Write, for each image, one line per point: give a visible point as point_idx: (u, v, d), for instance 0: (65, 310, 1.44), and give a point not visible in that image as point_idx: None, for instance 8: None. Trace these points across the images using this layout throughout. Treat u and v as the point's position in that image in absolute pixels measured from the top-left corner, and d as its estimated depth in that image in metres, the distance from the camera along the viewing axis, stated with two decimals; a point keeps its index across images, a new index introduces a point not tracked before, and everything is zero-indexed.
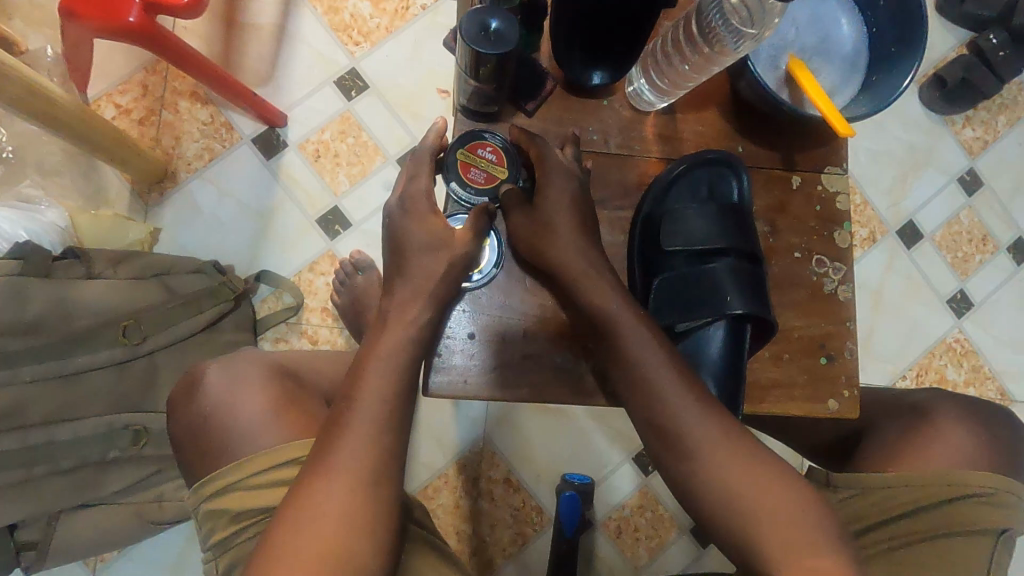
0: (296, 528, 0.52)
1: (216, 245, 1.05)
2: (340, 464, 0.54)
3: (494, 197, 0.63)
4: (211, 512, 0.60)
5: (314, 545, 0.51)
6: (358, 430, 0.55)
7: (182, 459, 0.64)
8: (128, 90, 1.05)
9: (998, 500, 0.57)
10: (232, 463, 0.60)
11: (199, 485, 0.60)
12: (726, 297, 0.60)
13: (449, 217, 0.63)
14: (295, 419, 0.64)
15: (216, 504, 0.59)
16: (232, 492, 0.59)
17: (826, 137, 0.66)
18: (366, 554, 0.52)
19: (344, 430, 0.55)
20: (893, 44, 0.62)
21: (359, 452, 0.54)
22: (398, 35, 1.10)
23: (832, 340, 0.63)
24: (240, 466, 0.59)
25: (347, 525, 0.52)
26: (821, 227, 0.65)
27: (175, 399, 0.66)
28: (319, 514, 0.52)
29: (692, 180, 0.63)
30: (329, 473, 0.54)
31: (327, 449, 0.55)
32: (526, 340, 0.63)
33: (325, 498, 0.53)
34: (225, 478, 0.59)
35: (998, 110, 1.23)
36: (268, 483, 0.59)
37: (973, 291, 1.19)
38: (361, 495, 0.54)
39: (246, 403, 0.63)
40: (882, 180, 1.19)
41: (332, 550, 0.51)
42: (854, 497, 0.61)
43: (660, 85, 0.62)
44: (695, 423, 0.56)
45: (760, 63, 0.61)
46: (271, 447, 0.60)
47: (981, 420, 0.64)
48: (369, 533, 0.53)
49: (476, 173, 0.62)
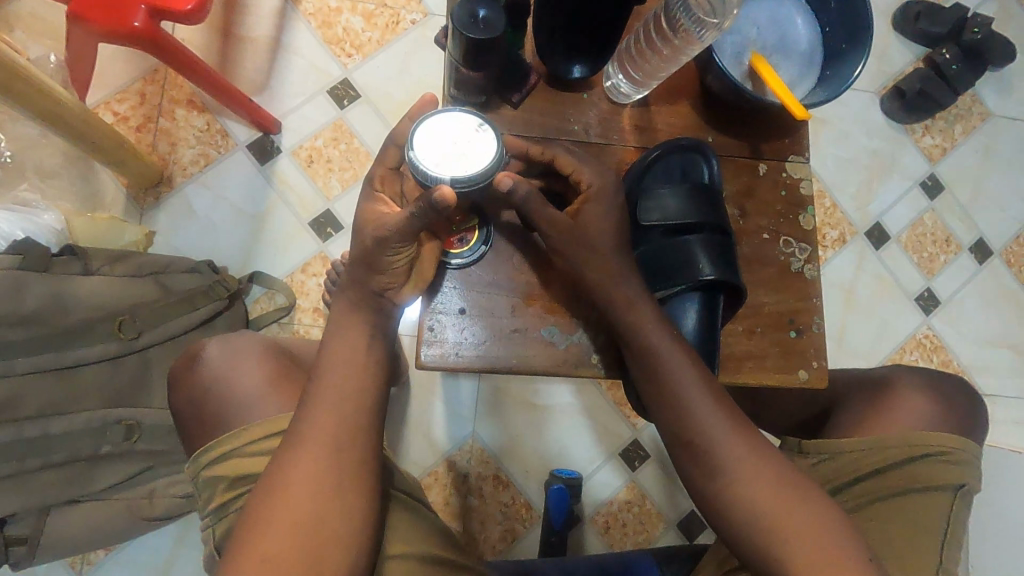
0: (268, 497, 0.54)
1: (209, 246, 1.07)
2: (313, 428, 0.56)
3: (455, 174, 0.58)
4: (209, 480, 0.62)
5: (290, 507, 0.53)
6: (332, 402, 0.57)
7: (183, 431, 0.68)
8: (126, 98, 1.08)
9: (955, 458, 0.62)
10: (230, 432, 0.63)
11: (199, 454, 0.63)
12: (699, 265, 0.64)
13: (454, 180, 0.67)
14: (291, 393, 0.67)
15: (214, 472, 0.62)
16: (229, 460, 0.61)
17: (788, 128, 0.71)
18: (340, 514, 0.54)
19: (320, 396, 0.58)
20: (844, 41, 0.68)
21: (332, 423, 0.56)
22: (389, 48, 1.15)
23: (801, 316, 0.68)
24: (237, 434, 0.62)
25: (321, 490, 0.54)
26: (787, 211, 0.70)
27: (174, 375, 0.69)
28: (291, 480, 0.54)
29: (666, 163, 0.68)
30: (303, 442, 0.56)
31: (303, 418, 0.57)
32: (513, 316, 0.67)
33: (298, 467, 0.54)
34: (223, 446, 0.62)
35: (954, 120, 1.31)
36: (264, 451, 0.61)
37: (939, 289, 1.25)
38: (332, 460, 0.55)
39: (245, 378, 0.67)
40: (849, 184, 1.26)
41: (309, 511, 0.53)
42: (823, 462, 0.65)
43: (635, 77, 0.67)
44: (672, 382, 0.59)
45: (725, 58, 0.66)
46: (268, 417, 0.63)
47: (940, 388, 0.69)
48: (345, 493, 0.55)
49: (447, 149, 0.59)
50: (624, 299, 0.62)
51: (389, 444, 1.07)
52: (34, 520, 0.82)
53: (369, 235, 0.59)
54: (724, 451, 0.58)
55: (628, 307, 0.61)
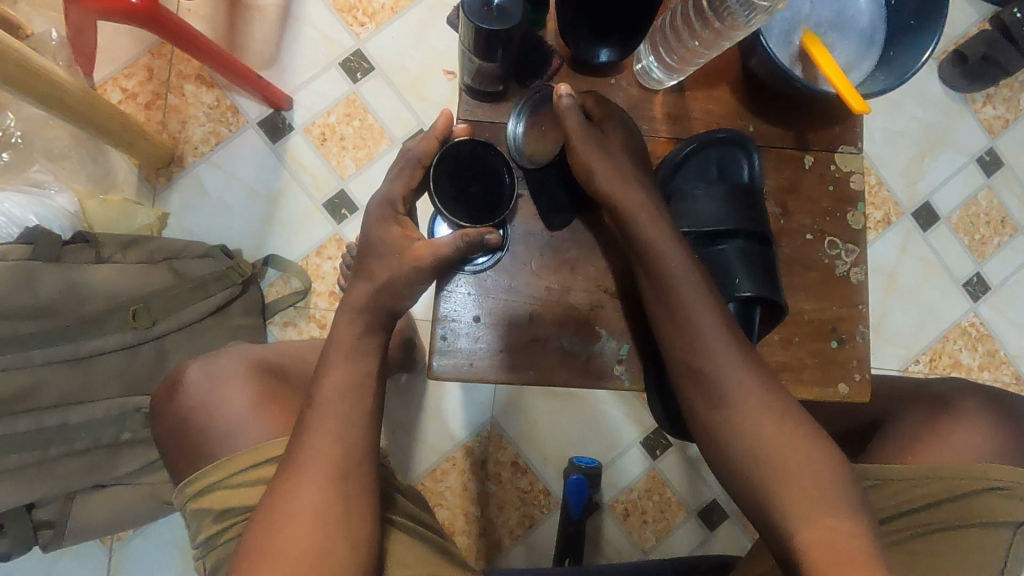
0: (272, 523, 0.52)
1: (222, 229, 1.05)
2: (311, 454, 0.54)
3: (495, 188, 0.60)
4: (197, 510, 0.62)
5: (292, 540, 0.51)
6: (336, 419, 0.56)
7: (167, 453, 0.68)
8: (134, 74, 1.04)
9: (1016, 493, 0.57)
10: (213, 462, 0.63)
11: (185, 485, 0.63)
12: (735, 280, 0.60)
13: (458, 192, 0.59)
14: (284, 413, 0.66)
15: (203, 502, 0.61)
16: (215, 491, 0.61)
17: (840, 115, 0.64)
18: (347, 543, 0.53)
19: (321, 418, 0.56)
20: (911, 17, 0.60)
21: (337, 445, 0.55)
22: (403, 16, 1.08)
23: (844, 324, 0.63)
24: (223, 464, 0.61)
25: (323, 519, 0.52)
26: (834, 209, 0.64)
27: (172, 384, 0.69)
28: (291, 512, 0.53)
29: (702, 159, 0.63)
30: (308, 464, 0.54)
31: (306, 440, 0.55)
32: (531, 324, 0.63)
33: (302, 492, 0.53)
34: (209, 476, 0.62)
35: (1020, 88, 1.19)
36: (250, 481, 0.60)
37: (990, 275, 1.17)
38: (335, 488, 0.54)
39: (241, 392, 0.66)
40: (898, 161, 1.16)
41: (312, 540, 0.52)
42: (876, 487, 0.59)
43: (669, 61, 0.61)
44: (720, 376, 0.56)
45: (772, 39, 0.59)
46: (255, 445, 0.62)
47: (1004, 412, 0.63)
48: (348, 519, 0.53)
49: (476, 188, 0.60)
50: (682, 291, 0.58)
51: (405, 430, 1.07)
52: (60, 505, 0.84)
53: (397, 263, 0.60)
54: (792, 457, 0.54)
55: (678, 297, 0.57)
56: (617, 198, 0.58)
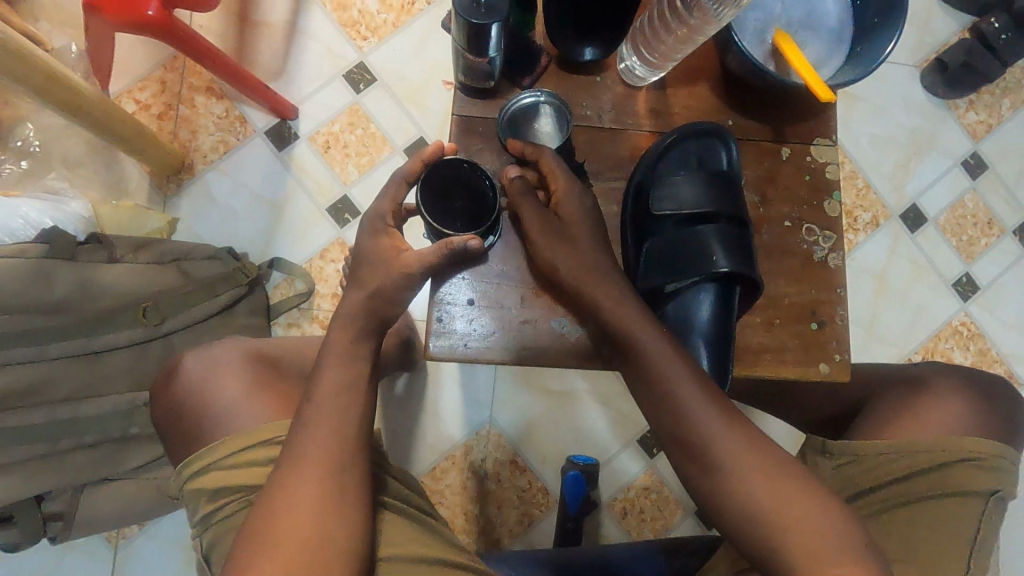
0: (275, 493, 0.55)
1: (228, 233, 1.08)
2: (313, 428, 0.58)
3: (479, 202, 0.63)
4: (196, 491, 0.64)
5: (293, 508, 0.54)
6: (336, 397, 0.59)
7: (171, 439, 0.70)
8: (147, 86, 1.09)
9: (988, 463, 0.59)
10: (210, 445, 0.65)
11: (184, 466, 0.65)
12: (713, 257, 0.62)
13: (444, 204, 0.62)
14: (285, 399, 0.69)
15: (202, 483, 0.64)
16: (213, 471, 0.64)
17: (814, 110, 0.68)
18: (344, 512, 0.55)
19: (322, 394, 0.59)
20: (875, 16, 0.64)
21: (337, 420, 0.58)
22: (405, 30, 1.13)
23: (823, 307, 0.66)
24: (217, 446, 0.64)
25: (323, 488, 0.55)
26: (811, 197, 0.67)
27: (175, 373, 0.72)
28: (292, 483, 0.55)
29: (683, 148, 0.66)
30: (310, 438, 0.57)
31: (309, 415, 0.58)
32: (522, 307, 0.66)
33: (304, 465, 0.56)
34: (205, 457, 0.64)
35: (1001, 94, 1.23)
36: (245, 461, 0.63)
37: (979, 275, 1.19)
38: (334, 460, 0.57)
39: (244, 378, 0.69)
40: (884, 164, 1.20)
41: (312, 511, 0.54)
42: (850, 463, 0.63)
43: (650, 59, 0.65)
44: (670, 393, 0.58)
45: (746, 36, 0.63)
46: (251, 428, 0.65)
47: (977, 392, 0.66)
48: (344, 491, 0.56)
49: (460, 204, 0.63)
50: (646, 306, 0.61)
51: (405, 429, 1.09)
52: (70, 497, 0.86)
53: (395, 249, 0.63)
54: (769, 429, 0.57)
55: (620, 321, 0.60)
56: (553, 249, 0.62)
